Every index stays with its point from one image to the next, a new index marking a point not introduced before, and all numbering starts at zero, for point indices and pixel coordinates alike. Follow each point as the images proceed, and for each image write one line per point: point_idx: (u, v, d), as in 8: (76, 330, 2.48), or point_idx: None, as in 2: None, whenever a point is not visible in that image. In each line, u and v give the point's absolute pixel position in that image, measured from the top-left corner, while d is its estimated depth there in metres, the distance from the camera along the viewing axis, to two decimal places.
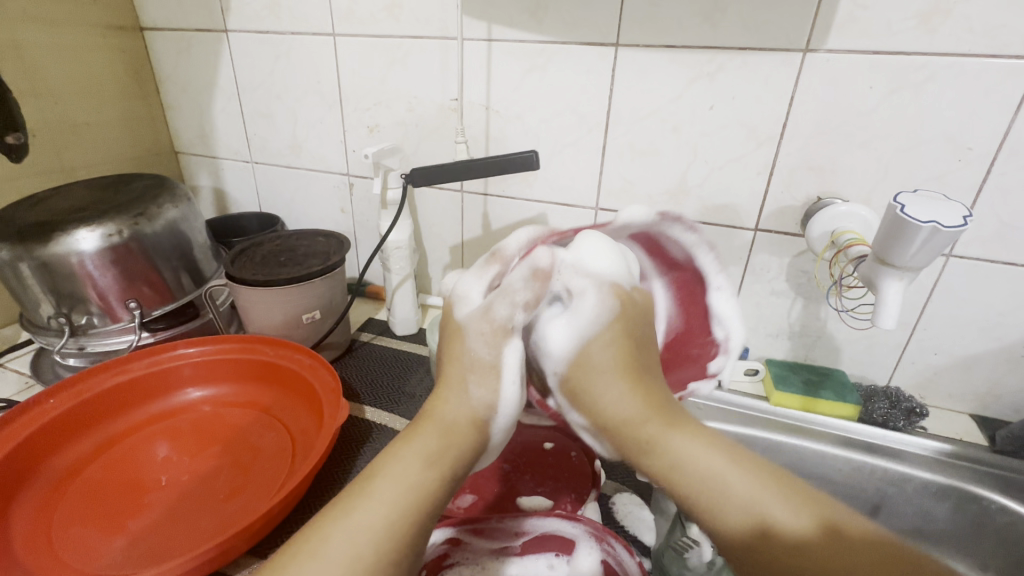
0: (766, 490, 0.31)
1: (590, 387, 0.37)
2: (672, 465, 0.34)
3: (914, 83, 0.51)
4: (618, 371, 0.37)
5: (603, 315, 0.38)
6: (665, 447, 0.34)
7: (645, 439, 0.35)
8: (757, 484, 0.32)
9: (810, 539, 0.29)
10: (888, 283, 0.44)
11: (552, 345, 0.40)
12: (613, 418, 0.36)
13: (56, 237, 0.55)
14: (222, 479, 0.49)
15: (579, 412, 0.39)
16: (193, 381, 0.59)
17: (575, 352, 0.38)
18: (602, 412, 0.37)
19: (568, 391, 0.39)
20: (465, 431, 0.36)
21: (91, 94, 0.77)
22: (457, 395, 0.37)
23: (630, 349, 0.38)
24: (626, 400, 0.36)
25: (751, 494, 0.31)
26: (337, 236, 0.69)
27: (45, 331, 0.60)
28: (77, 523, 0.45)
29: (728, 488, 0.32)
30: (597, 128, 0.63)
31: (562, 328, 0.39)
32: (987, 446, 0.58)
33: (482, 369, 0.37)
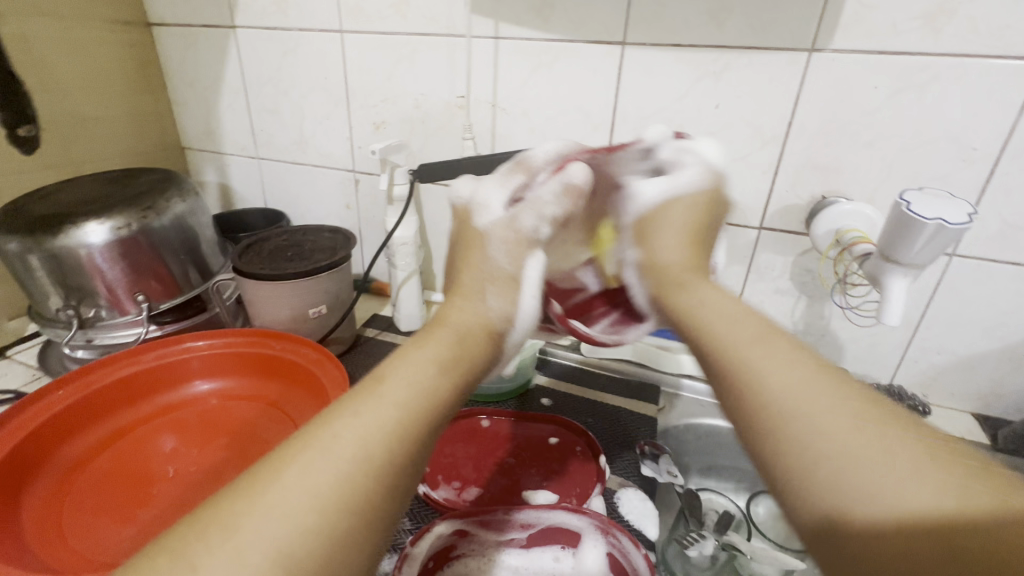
0: (837, 400, 0.24)
1: (653, 236, 0.40)
2: (699, 314, 0.32)
3: (919, 83, 0.51)
4: (688, 228, 0.39)
5: (696, 187, 0.42)
6: (702, 303, 0.33)
7: (689, 283, 0.35)
8: (793, 356, 0.27)
9: (873, 491, 0.21)
10: (893, 280, 0.44)
11: (639, 197, 0.43)
12: (667, 259, 0.38)
13: (66, 229, 0.55)
14: (230, 471, 0.50)
15: (640, 252, 0.41)
16: (200, 374, 0.59)
17: (652, 205, 0.42)
18: (658, 252, 0.39)
19: (637, 230, 0.42)
20: (478, 337, 0.35)
21: (100, 88, 0.77)
22: (475, 302, 0.38)
23: (700, 218, 0.41)
24: (678, 251, 0.38)
25: (777, 360, 0.27)
26: (343, 231, 0.69)
27: (54, 323, 0.61)
28: (88, 513, 0.45)
29: (747, 342, 0.29)
30: (603, 126, 0.64)
31: (649, 184, 0.42)
32: (989, 444, 0.59)
33: (502, 282, 0.39)
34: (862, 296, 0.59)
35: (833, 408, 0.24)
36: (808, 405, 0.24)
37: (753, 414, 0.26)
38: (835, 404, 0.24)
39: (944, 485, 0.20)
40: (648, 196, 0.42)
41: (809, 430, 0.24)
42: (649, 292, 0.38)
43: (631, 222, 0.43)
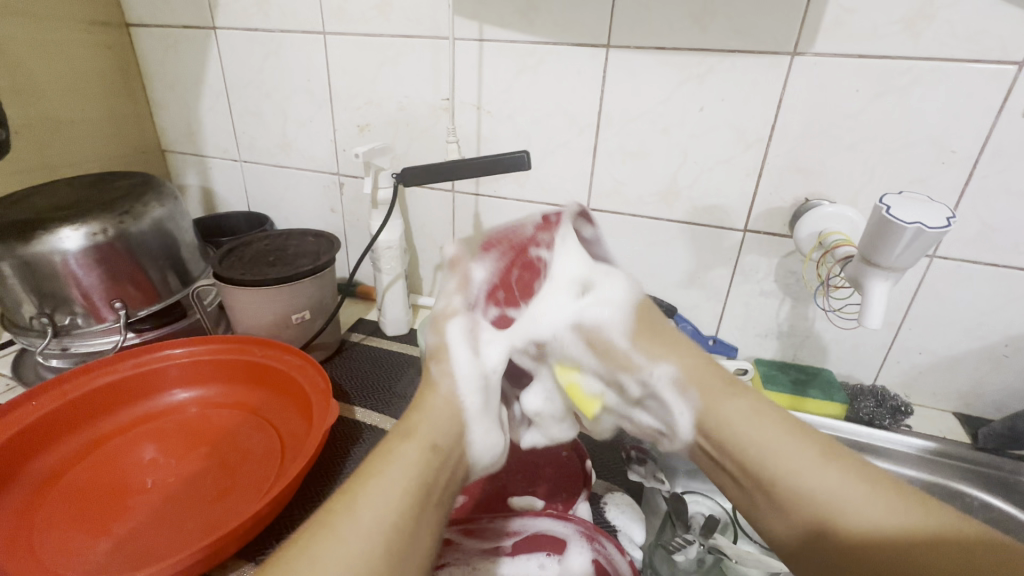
0: (827, 468, 0.33)
1: (659, 348, 0.43)
2: (739, 437, 0.37)
3: (900, 86, 0.52)
4: (671, 338, 0.44)
5: (630, 302, 0.46)
6: (726, 414, 0.38)
7: (724, 384, 0.40)
8: (817, 458, 0.34)
9: (859, 524, 0.31)
10: (873, 283, 0.44)
11: (559, 351, 0.43)
12: (699, 368, 0.41)
13: (39, 235, 0.54)
14: (209, 482, 0.49)
15: (667, 366, 0.42)
16: (179, 382, 0.58)
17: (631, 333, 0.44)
18: (711, 413, 0.39)
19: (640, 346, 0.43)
20: (447, 420, 0.38)
21: (76, 90, 0.75)
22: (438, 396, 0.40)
23: (665, 325, 0.45)
24: (691, 361, 0.42)
25: (798, 459, 0.34)
26: (327, 235, 0.68)
27: (28, 331, 0.59)
28: (60, 526, 0.44)
29: (799, 476, 0.34)
30: (589, 129, 0.64)
31: (597, 310, 0.45)
32: (970, 443, 0.59)
33: (440, 357, 0.42)
34: (846, 298, 0.60)
35: (863, 504, 0.31)
36: (852, 510, 0.31)
37: (802, 509, 0.33)
38: (853, 483, 0.32)
39: (901, 515, 0.30)
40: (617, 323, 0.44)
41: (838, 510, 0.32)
42: (697, 406, 0.40)
43: (629, 347, 0.43)
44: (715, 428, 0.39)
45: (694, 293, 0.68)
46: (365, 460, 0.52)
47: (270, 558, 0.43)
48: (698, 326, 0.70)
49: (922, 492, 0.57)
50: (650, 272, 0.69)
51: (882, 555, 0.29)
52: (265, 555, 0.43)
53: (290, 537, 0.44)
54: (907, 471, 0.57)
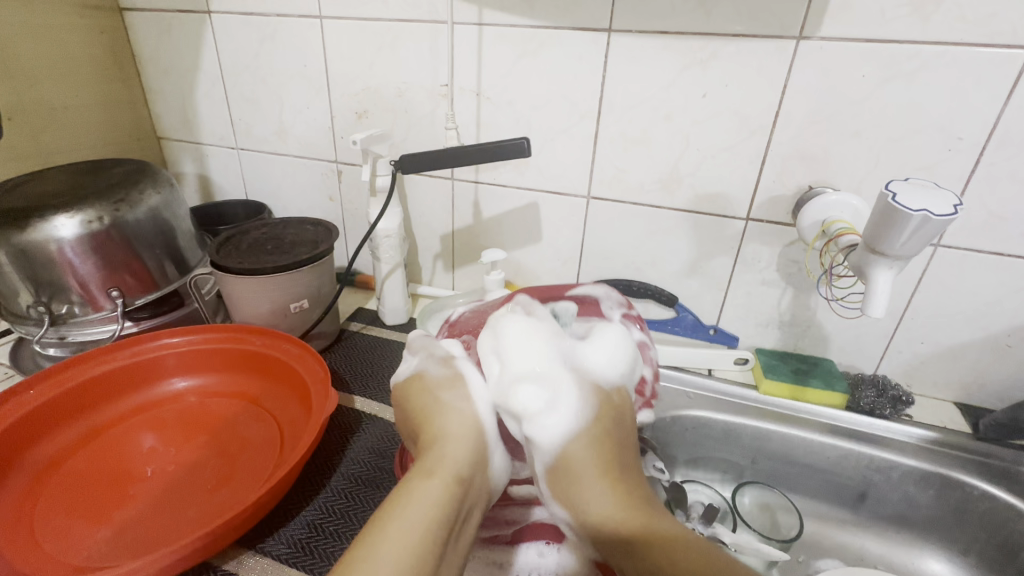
0: (653, 536, 0.35)
1: (571, 490, 0.39)
2: (595, 525, 0.37)
3: (906, 71, 0.51)
4: (592, 465, 0.39)
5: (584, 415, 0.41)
6: (582, 510, 0.38)
7: (611, 523, 0.37)
8: (601, 480, 0.38)
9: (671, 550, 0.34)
10: (877, 271, 0.43)
11: (539, 444, 0.40)
12: (586, 487, 0.38)
13: (34, 223, 0.53)
14: (208, 470, 0.49)
15: (568, 510, 0.39)
16: (179, 370, 0.58)
17: (565, 440, 0.40)
18: (582, 508, 0.38)
19: (553, 478, 0.40)
20: (468, 437, 0.40)
21: (69, 76, 0.74)
22: (458, 406, 0.41)
23: (606, 447, 0.40)
24: (605, 500, 0.37)
25: (635, 536, 0.36)
26: (325, 223, 0.67)
27: (25, 320, 0.59)
28: (60, 514, 0.44)
29: (649, 548, 0.35)
30: (590, 115, 0.63)
31: (551, 420, 0.40)
32: (971, 433, 0.59)
33: (451, 381, 0.44)
34: (848, 287, 0.59)
35: (611, 506, 0.37)
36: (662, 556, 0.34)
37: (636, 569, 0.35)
38: (663, 540, 0.35)
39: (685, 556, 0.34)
40: (552, 448, 0.40)
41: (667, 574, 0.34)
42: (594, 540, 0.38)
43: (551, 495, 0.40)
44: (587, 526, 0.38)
45: (695, 282, 0.68)
46: (367, 449, 0.52)
47: (271, 545, 0.43)
48: (699, 315, 0.69)
49: (921, 481, 0.57)
50: (651, 260, 0.68)
51: (642, 551, 0.35)
52: (264, 543, 0.43)
53: (291, 525, 0.44)
54: (907, 461, 0.57)
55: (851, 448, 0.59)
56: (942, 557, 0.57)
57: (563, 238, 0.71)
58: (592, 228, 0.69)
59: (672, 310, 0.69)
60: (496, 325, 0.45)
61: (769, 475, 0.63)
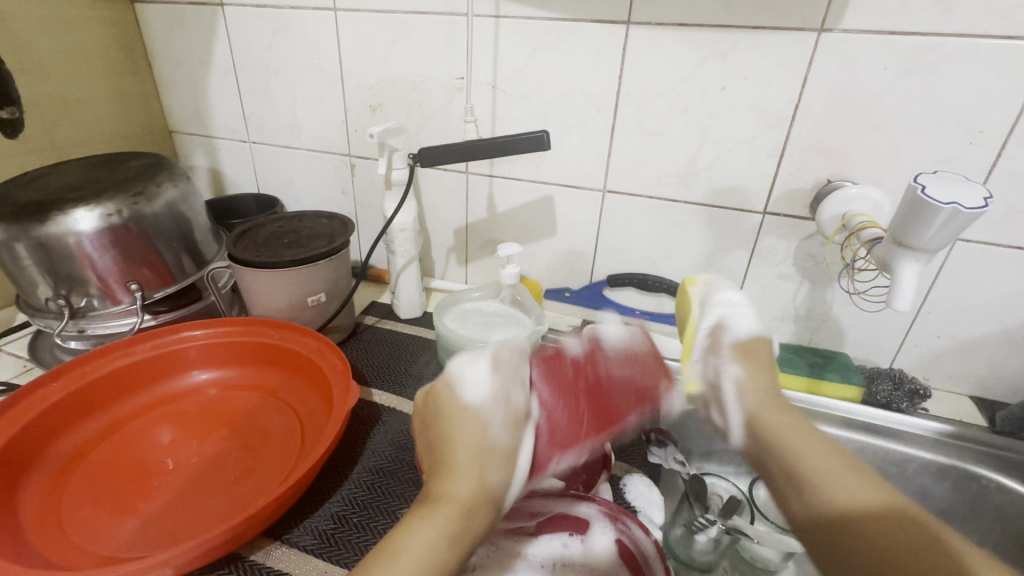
0: (851, 473, 0.34)
1: (751, 360, 0.45)
2: (770, 430, 0.38)
3: (928, 64, 0.51)
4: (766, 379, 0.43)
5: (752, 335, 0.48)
6: (764, 421, 0.39)
7: (779, 410, 0.40)
8: (835, 458, 0.35)
9: (855, 496, 0.32)
10: (903, 264, 0.43)
11: (732, 329, 0.48)
12: (777, 402, 0.41)
13: (54, 216, 0.53)
14: (231, 462, 0.49)
15: (739, 370, 0.45)
16: (197, 363, 0.58)
17: (750, 334, 0.48)
18: (753, 377, 0.44)
19: (735, 353, 0.46)
20: (482, 510, 0.34)
21: (82, 68, 0.74)
22: (492, 475, 0.36)
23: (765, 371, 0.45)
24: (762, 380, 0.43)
25: (835, 469, 0.34)
26: (341, 217, 0.67)
27: (44, 313, 0.59)
28: (86, 506, 0.44)
29: (836, 475, 0.34)
30: (607, 108, 0.62)
31: (751, 319, 0.49)
32: (987, 427, 0.60)
33: (500, 450, 0.37)
34: (870, 281, 0.60)
35: (864, 487, 0.33)
36: (848, 492, 0.32)
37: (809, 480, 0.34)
38: (856, 478, 0.33)
39: (876, 496, 0.32)
40: (744, 331, 0.48)
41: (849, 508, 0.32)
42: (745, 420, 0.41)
43: (732, 343, 0.47)
44: (762, 434, 0.39)
45: (710, 277, 0.68)
46: (387, 442, 0.52)
47: (296, 537, 0.43)
48: None
49: (937, 474, 0.57)
50: (666, 254, 0.68)
51: (869, 528, 0.30)
52: (289, 534, 0.43)
53: (315, 516, 0.45)
54: (924, 454, 0.58)
55: (867, 441, 0.59)
56: None
57: (578, 232, 0.71)
58: (608, 222, 0.69)
59: None
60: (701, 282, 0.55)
61: None
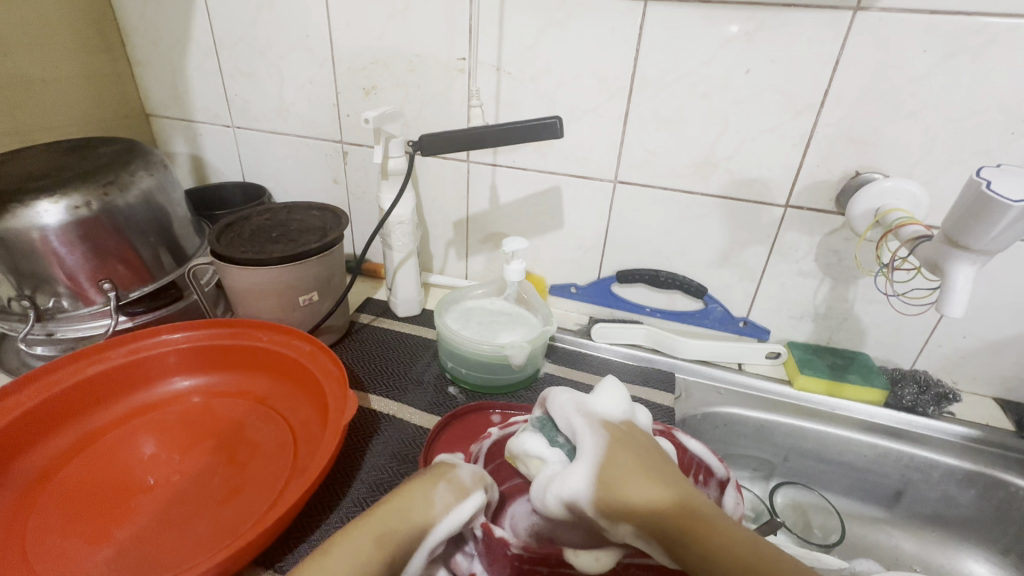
0: (663, 481, 0.30)
1: (619, 499, 0.30)
2: (622, 496, 0.30)
3: (973, 47, 0.47)
4: (630, 458, 0.31)
5: (598, 451, 0.31)
6: (611, 487, 0.30)
7: (615, 456, 0.31)
8: (633, 460, 0.31)
9: (687, 505, 0.29)
10: (958, 267, 0.39)
11: (568, 496, 0.31)
12: (631, 454, 0.31)
13: (14, 209, 0.48)
14: (216, 480, 0.45)
15: (628, 523, 0.29)
16: (180, 369, 0.54)
17: (594, 484, 0.30)
18: (633, 510, 0.29)
19: (604, 506, 0.30)
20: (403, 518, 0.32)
21: (48, 45, 0.68)
22: (425, 501, 0.33)
23: (648, 469, 0.31)
24: (638, 479, 0.30)
25: (626, 475, 0.30)
26: (333, 209, 0.63)
27: (8, 315, 0.54)
28: (55, 533, 0.40)
29: (631, 481, 0.30)
30: (620, 93, 0.58)
31: (571, 468, 0.31)
32: (1013, 431, 0.57)
33: (457, 487, 0.34)
34: (907, 282, 0.57)
35: (661, 491, 0.30)
36: (645, 499, 0.29)
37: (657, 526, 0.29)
38: (653, 475, 0.30)
39: (669, 496, 0.30)
40: (585, 493, 0.30)
41: (680, 517, 0.29)
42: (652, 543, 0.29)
43: (600, 520, 0.30)
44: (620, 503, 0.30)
45: (726, 273, 0.64)
46: (388, 454, 0.49)
47: (290, 564, 0.39)
48: (728, 307, 0.66)
49: (963, 480, 0.55)
50: (680, 249, 0.64)
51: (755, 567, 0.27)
52: (283, 562, 0.39)
53: (311, 541, 0.41)
54: (948, 460, 0.55)
55: (890, 447, 0.56)
56: (981, 557, 0.55)
57: (587, 225, 0.67)
58: (619, 215, 0.65)
59: (700, 301, 0.67)
60: (524, 463, 0.36)
61: (801, 473, 0.60)
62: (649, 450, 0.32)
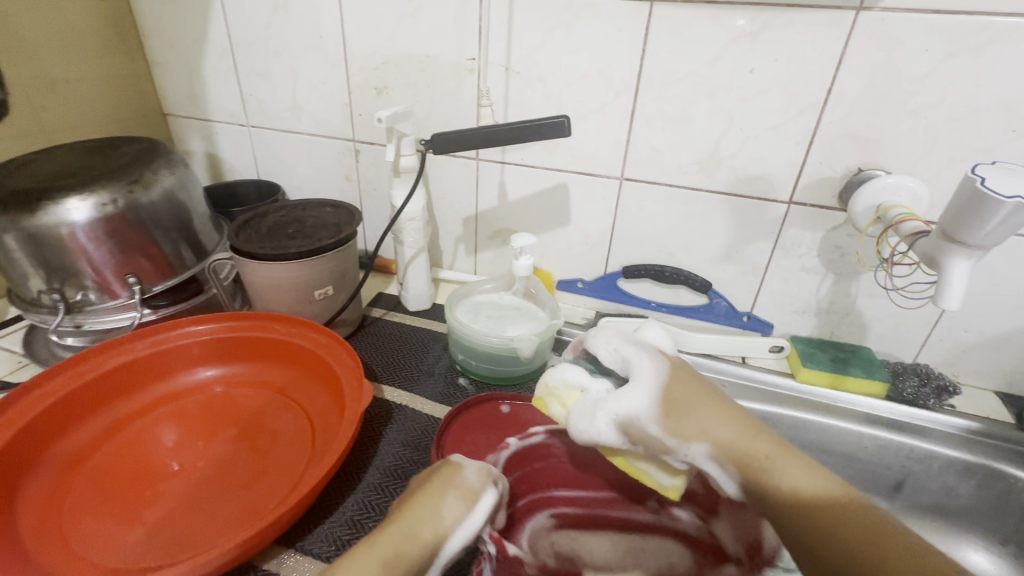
0: (745, 426, 0.34)
1: (689, 421, 0.34)
2: (701, 426, 0.34)
3: (974, 46, 0.48)
4: (699, 392, 0.36)
5: (662, 377, 0.36)
6: (694, 423, 0.34)
7: (689, 396, 0.35)
8: (712, 402, 0.35)
9: (773, 449, 0.33)
10: (954, 261, 0.40)
11: (630, 415, 0.35)
12: (705, 395, 0.36)
13: (45, 206, 0.50)
14: (240, 465, 0.47)
15: (698, 442, 0.34)
16: (202, 360, 0.56)
17: (657, 401, 0.35)
18: (706, 435, 0.34)
19: (668, 423, 0.34)
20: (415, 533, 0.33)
21: (71, 47, 0.70)
22: (432, 511, 0.35)
23: (716, 402, 0.35)
24: (717, 416, 0.34)
25: (709, 414, 0.34)
26: (346, 205, 0.64)
27: (37, 308, 0.56)
28: (90, 513, 0.42)
29: (709, 416, 0.34)
30: (627, 92, 0.59)
31: (630, 390, 0.35)
32: (1014, 423, 0.58)
33: (465, 491, 0.36)
34: (910, 274, 0.58)
35: (746, 434, 0.34)
36: (732, 437, 0.34)
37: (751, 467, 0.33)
38: (735, 419, 0.35)
39: (755, 439, 0.34)
40: (646, 410, 0.34)
41: (772, 460, 0.33)
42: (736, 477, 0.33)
43: (660, 433, 0.34)
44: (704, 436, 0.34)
45: (730, 268, 0.65)
46: (401, 442, 0.51)
47: (311, 544, 0.41)
48: (732, 301, 0.68)
49: (963, 472, 0.56)
50: (684, 245, 0.66)
51: (827, 517, 0.30)
52: (304, 542, 0.41)
53: (330, 523, 0.43)
54: (948, 451, 0.56)
55: (892, 438, 0.57)
56: (979, 547, 0.56)
57: (593, 221, 0.68)
58: (625, 212, 0.66)
59: (704, 296, 0.68)
60: (561, 397, 0.39)
61: None
62: (723, 397, 0.36)
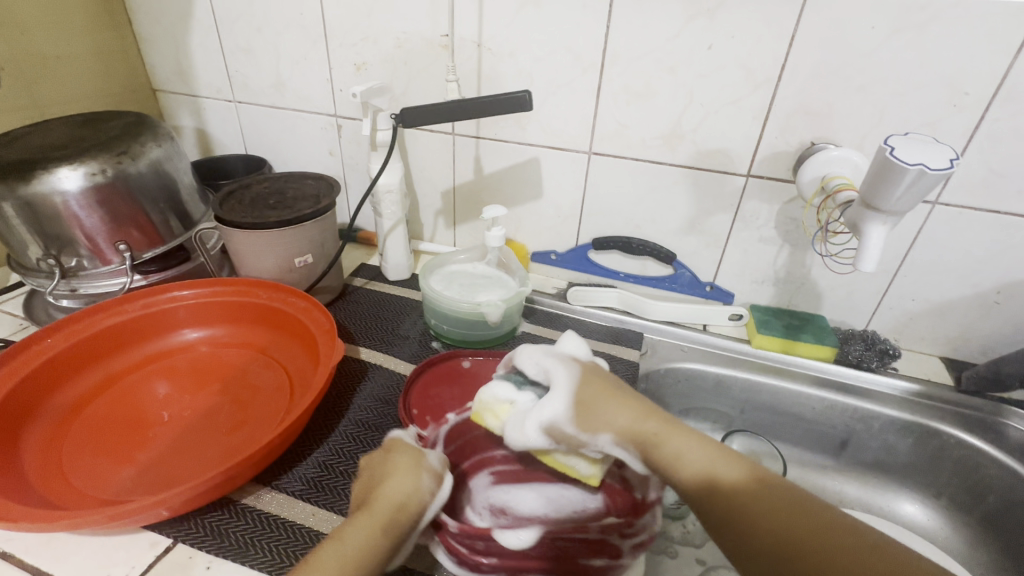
0: (640, 407, 0.39)
1: (599, 416, 0.39)
2: (607, 418, 0.39)
3: (918, 23, 0.50)
4: (603, 388, 0.40)
5: (572, 381, 0.40)
6: (598, 417, 0.39)
7: (593, 395, 0.39)
8: (613, 394, 0.40)
9: (663, 425, 0.38)
10: (872, 226, 0.44)
11: (550, 420, 0.39)
12: (606, 387, 0.40)
13: (38, 175, 0.53)
14: (223, 415, 0.51)
15: (607, 433, 0.39)
16: (189, 322, 0.60)
17: (572, 404, 0.39)
18: (613, 425, 0.39)
19: (583, 420, 0.39)
20: (397, 505, 0.37)
21: (60, 23, 0.72)
22: (410, 482, 0.39)
23: (619, 394, 0.40)
24: (618, 405, 0.39)
25: (610, 406, 0.39)
26: (326, 178, 0.67)
27: (36, 273, 0.60)
28: (87, 454, 0.47)
29: (612, 408, 0.39)
30: (593, 68, 0.62)
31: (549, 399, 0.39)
32: (954, 386, 0.61)
33: (432, 470, 0.41)
34: (843, 243, 0.61)
35: (639, 416, 0.39)
36: (631, 422, 0.39)
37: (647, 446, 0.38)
38: (631, 403, 0.40)
39: (648, 419, 0.39)
40: (564, 414, 0.38)
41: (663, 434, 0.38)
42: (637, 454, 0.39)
43: (576, 431, 0.39)
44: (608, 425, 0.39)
45: (693, 240, 0.68)
46: (374, 397, 0.55)
47: (286, 482, 0.45)
48: (696, 272, 0.71)
49: (902, 430, 0.60)
50: (650, 218, 0.69)
51: (709, 483, 0.36)
52: (280, 480, 0.46)
53: (304, 465, 0.47)
54: (889, 411, 0.60)
55: (837, 400, 0.61)
56: (915, 499, 0.61)
57: (564, 194, 0.71)
58: (593, 185, 0.69)
59: (670, 267, 0.71)
60: (493, 410, 0.43)
61: (756, 424, 0.66)
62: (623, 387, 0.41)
